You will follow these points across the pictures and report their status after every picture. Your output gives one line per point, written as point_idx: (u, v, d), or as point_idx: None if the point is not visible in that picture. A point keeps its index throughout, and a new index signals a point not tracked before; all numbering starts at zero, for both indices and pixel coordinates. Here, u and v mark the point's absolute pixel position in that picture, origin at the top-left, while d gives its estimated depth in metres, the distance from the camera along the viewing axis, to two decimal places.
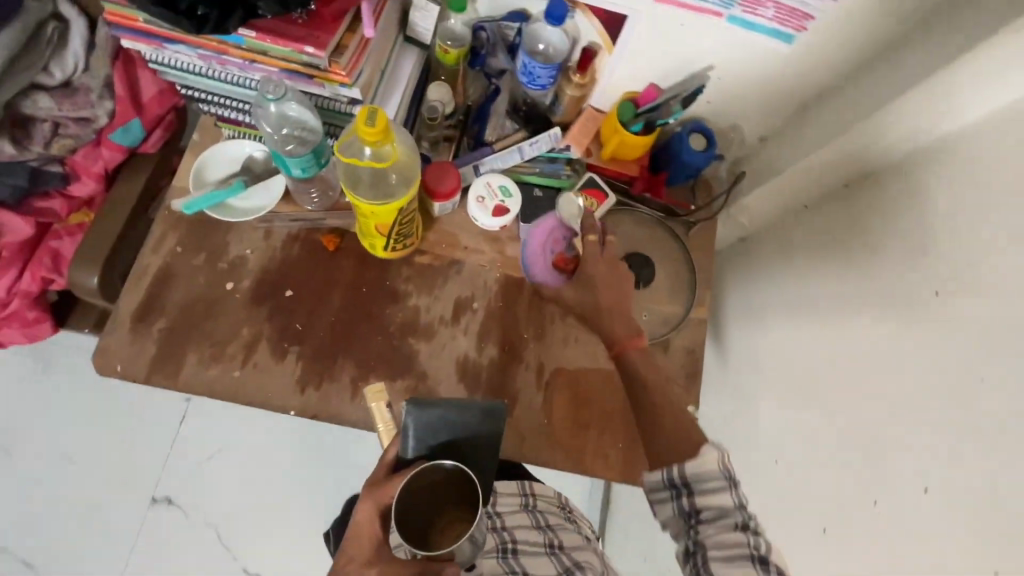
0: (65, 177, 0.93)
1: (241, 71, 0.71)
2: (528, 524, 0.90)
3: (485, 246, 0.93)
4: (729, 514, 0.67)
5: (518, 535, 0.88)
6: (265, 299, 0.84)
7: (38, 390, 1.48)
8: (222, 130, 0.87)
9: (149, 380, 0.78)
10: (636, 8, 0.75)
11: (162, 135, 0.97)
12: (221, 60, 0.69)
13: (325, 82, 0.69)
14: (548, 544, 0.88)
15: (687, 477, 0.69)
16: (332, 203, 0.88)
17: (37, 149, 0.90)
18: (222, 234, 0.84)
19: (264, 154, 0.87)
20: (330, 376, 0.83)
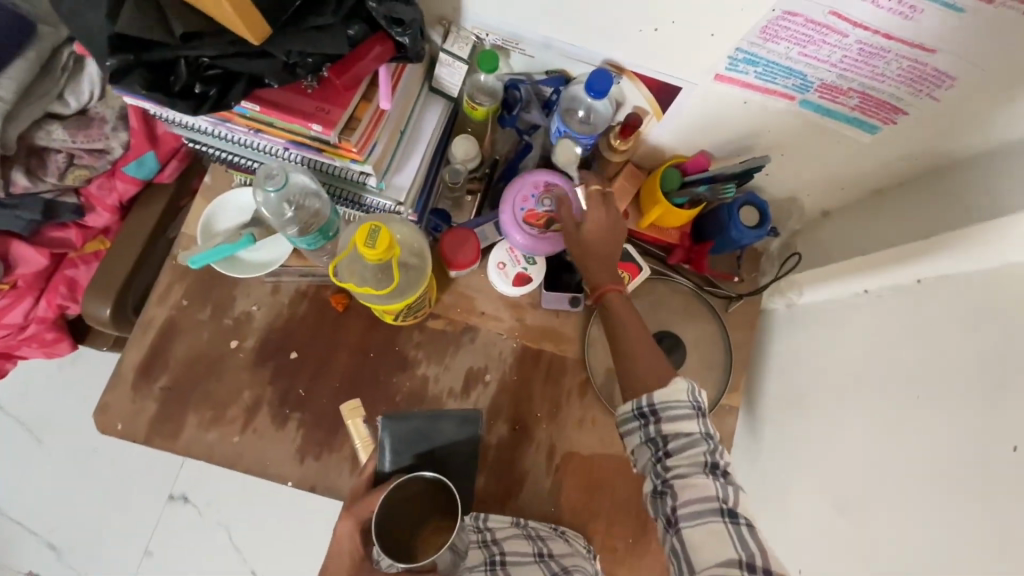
0: (81, 209, 0.93)
1: (247, 137, 0.65)
2: (517, 531, 0.79)
3: (503, 313, 0.86)
4: (696, 443, 0.62)
5: (508, 546, 0.78)
6: (269, 360, 0.80)
7: (62, 386, 1.50)
8: (234, 176, 0.82)
9: (148, 439, 0.76)
10: (693, 81, 0.65)
11: (178, 167, 0.94)
12: (227, 127, 0.64)
13: (334, 156, 0.63)
14: (540, 554, 0.77)
15: (655, 403, 0.64)
16: None
17: (51, 180, 0.89)
18: (229, 288, 0.81)
19: None
20: (330, 448, 0.79)
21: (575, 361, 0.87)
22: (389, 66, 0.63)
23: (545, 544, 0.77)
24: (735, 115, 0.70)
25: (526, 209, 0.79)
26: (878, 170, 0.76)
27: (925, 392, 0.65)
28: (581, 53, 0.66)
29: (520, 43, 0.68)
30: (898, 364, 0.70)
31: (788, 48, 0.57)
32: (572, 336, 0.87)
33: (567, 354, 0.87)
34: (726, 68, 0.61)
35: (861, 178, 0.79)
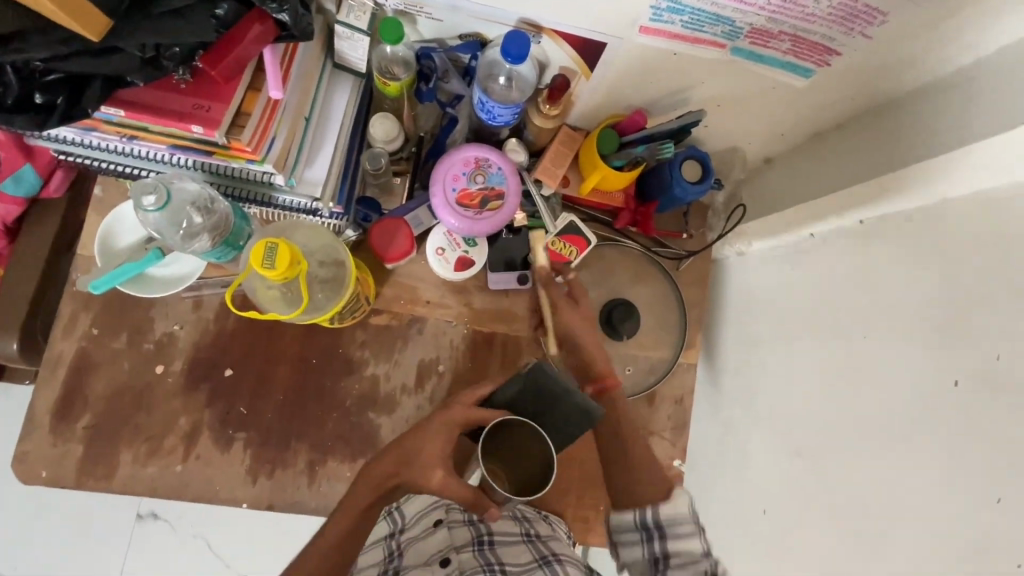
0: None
1: (122, 145, 0.57)
2: (506, 511, 0.77)
3: (450, 299, 0.82)
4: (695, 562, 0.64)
5: (495, 524, 0.75)
6: (202, 381, 0.75)
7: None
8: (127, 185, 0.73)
9: (79, 484, 0.71)
10: (617, 36, 0.60)
11: (64, 177, 0.83)
12: (95, 136, 0.56)
13: (227, 158, 0.56)
14: (529, 533, 0.75)
15: (660, 520, 0.67)
16: None
17: None
18: (143, 310, 0.74)
19: None
20: (283, 463, 0.75)
21: (530, 340, 0.84)
22: (275, 48, 0.54)
23: (531, 526, 0.76)
24: (667, 68, 0.65)
25: (458, 188, 0.74)
26: (816, 112, 0.73)
27: (871, 337, 0.66)
28: (493, 13, 0.60)
29: (424, 7, 0.60)
30: (846, 310, 0.70)
31: None
32: (523, 314, 0.84)
33: (520, 333, 0.84)
34: (649, 20, 0.56)
35: (801, 122, 0.76)
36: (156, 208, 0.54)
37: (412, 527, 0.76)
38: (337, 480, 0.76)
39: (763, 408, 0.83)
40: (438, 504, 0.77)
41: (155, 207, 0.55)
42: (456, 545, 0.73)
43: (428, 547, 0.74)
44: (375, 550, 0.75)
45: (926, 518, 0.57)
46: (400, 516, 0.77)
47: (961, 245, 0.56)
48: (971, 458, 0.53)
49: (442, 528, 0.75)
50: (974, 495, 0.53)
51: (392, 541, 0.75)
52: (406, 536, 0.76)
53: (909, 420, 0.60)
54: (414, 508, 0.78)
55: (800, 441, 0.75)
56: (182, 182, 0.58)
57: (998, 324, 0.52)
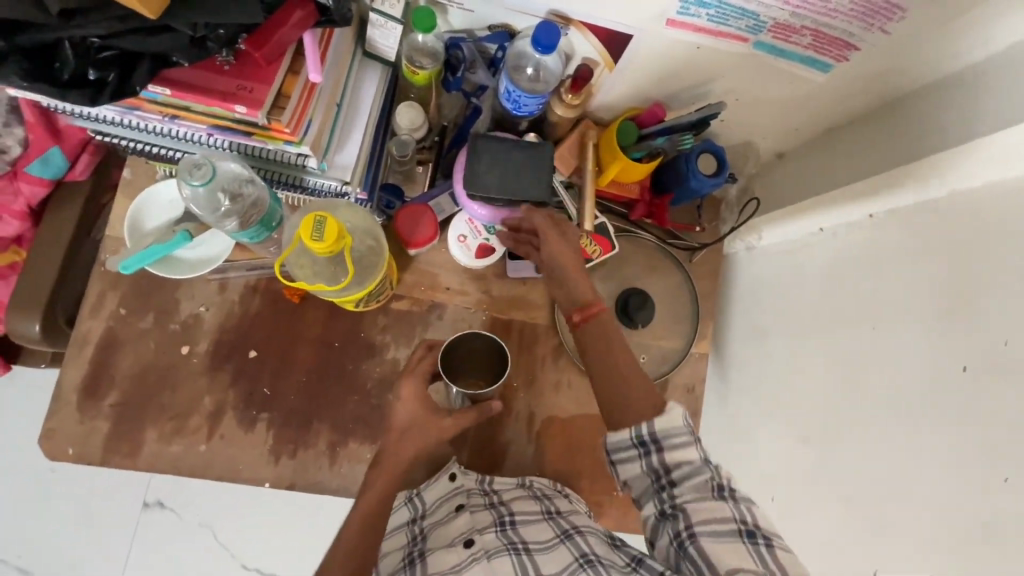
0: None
1: (162, 125, 0.59)
2: (526, 494, 0.79)
3: (469, 286, 0.84)
4: (698, 473, 0.60)
5: (516, 506, 0.76)
6: (227, 362, 0.76)
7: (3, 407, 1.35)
8: (157, 168, 0.75)
9: (104, 460, 0.71)
10: (643, 28, 0.62)
11: (90, 161, 0.85)
12: (135, 116, 0.58)
13: (266, 140, 0.58)
14: (549, 511, 0.76)
15: (655, 431, 0.61)
16: None
17: None
18: (170, 291, 0.75)
19: None
20: (305, 444, 0.76)
21: (546, 327, 0.86)
22: (315, 33, 0.56)
23: (551, 503, 0.77)
24: (687, 61, 0.67)
25: None
26: (829, 108, 0.76)
27: (881, 325, 0.68)
28: (524, 4, 0.62)
29: None
30: (856, 300, 0.72)
31: None
32: (540, 302, 0.86)
33: (537, 321, 0.86)
34: (676, 13, 0.59)
35: (815, 117, 0.78)
36: (202, 183, 0.56)
37: (434, 512, 0.78)
38: (357, 462, 0.77)
39: (772, 398, 0.85)
40: (459, 489, 0.79)
41: (201, 182, 0.56)
42: (479, 526, 0.74)
43: (450, 530, 0.75)
44: (397, 536, 0.77)
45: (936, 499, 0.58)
46: (423, 504, 0.79)
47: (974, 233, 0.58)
48: (978, 440, 0.55)
49: (463, 512, 0.77)
50: (979, 474, 0.55)
51: (414, 526, 0.78)
52: (428, 521, 0.78)
53: (921, 403, 0.62)
54: (434, 494, 0.79)
55: (809, 427, 0.77)
56: (223, 161, 0.59)
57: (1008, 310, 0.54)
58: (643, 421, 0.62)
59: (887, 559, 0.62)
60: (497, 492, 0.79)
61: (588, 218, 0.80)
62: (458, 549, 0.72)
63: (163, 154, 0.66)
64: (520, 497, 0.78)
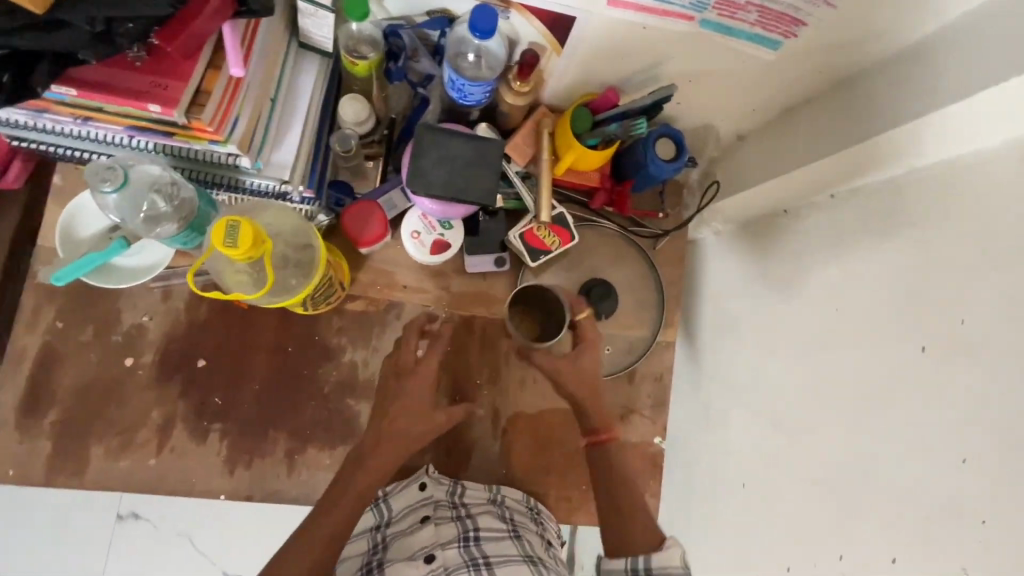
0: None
1: (77, 128, 0.56)
2: (494, 511, 0.75)
3: (427, 284, 0.82)
4: (675, 570, 0.67)
5: (483, 521, 0.73)
6: (175, 373, 0.73)
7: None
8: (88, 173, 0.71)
9: (48, 480, 0.69)
10: (586, 10, 0.59)
11: (21, 169, 0.78)
12: (48, 119, 0.54)
13: (190, 140, 0.55)
14: (514, 531, 0.72)
15: (649, 564, 0.68)
16: None
17: None
18: (110, 301, 0.72)
19: None
20: (261, 454, 0.74)
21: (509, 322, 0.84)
22: (234, 24, 0.53)
23: (518, 526, 0.74)
24: (636, 43, 0.65)
25: None
26: (786, 88, 0.74)
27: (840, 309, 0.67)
28: None
29: None
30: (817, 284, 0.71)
31: None
32: (501, 297, 0.84)
33: (499, 316, 0.84)
34: None
35: (772, 97, 0.77)
36: (115, 190, 0.53)
37: (398, 521, 0.75)
38: (316, 469, 0.75)
39: (741, 384, 0.84)
40: (428, 499, 0.76)
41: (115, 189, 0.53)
42: (441, 541, 0.70)
43: (412, 542, 0.71)
44: (360, 541, 0.75)
45: (896, 484, 0.58)
46: (390, 511, 0.76)
47: (929, 214, 0.57)
48: (936, 423, 0.55)
49: (428, 523, 0.73)
50: (937, 457, 0.54)
51: (376, 534, 0.75)
52: (391, 530, 0.74)
53: (880, 386, 0.61)
54: (401, 502, 0.76)
55: (777, 413, 0.76)
56: (142, 164, 0.56)
57: (965, 290, 0.53)
58: (639, 553, 0.69)
59: (850, 545, 0.62)
60: (466, 505, 0.76)
61: (545, 207, 0.76)
62: (416, 562, 0.68)
63: (88, 158, 0.63)
64: (488, 512, 0.74)
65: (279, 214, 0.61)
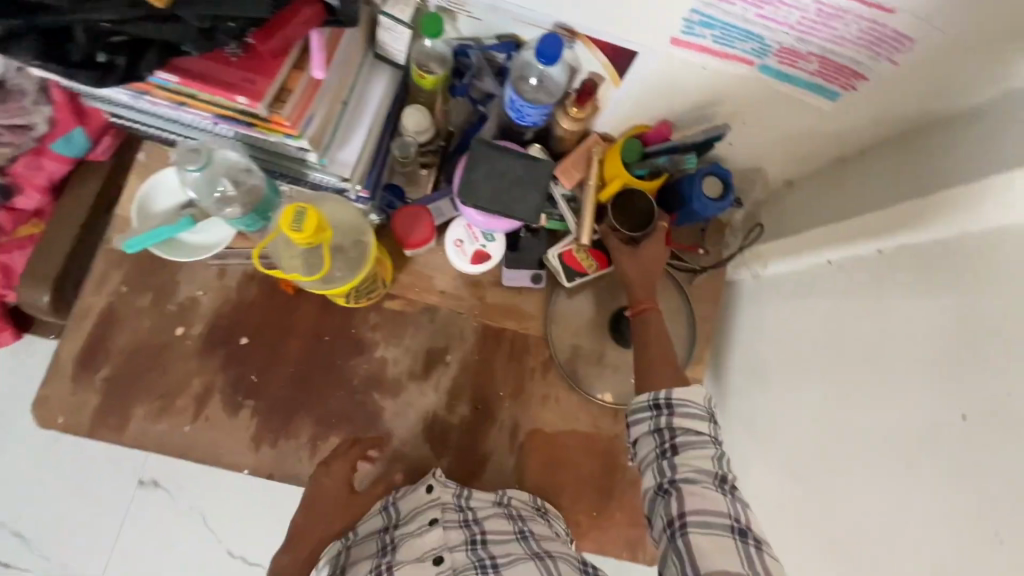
0: (5, 189, 0.86)
1: (170, 111, 0.61)
2: (500, 510, 0.77)
3: (463, 291, 0.84)
4: (704, 450, 0.61)
5: (489, 524, 0.74)
6: (219, 347, 0.77)
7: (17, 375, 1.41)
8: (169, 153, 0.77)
9: (91, 432, 0.73)
10: (648, 46, 0.62)
11: (111, 143, 0.87)
12: (146, 101, 0.60)
13: (267, 131, 0.59)
14: (521, 531, 0.74)
15: (671, 396, 0.64)
16: None
17: None
18: (170, 273, 0.77)
19: None
20: (287, 435, 0.77)
21: (537, 338, 0.85)
22: (322, 31, 0.57)
23: (525, 524, 0.76)
24: (694, 81, 0.67)
25: None
26: (841, 137, 0.74)
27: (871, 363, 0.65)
28: (531, 16, 0.62)
29: (465, 5, 0.63)
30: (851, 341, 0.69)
31: (744, 9, 0.53)
32: (533, 313, 0.86)
33: (528, 331, 0.85)
34: (681, 32, 0.58)
35: (825, 146, 0.77)
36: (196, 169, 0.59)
37: (406, 524, 0.74)
38: (336, 457, 0.78)
39: (767, 433, 0.82)
40: (434, 498, 0.76)
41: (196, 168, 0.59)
42: (449, 545, 0.71)
43: (421, 545, 0.71)
44: (369, 543, 0.75)
45: (923, 553, 0.56)
46: (396, 512, 0.76)
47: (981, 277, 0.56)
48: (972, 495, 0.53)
49: (438, 526, 0.73)
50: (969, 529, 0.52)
51: (385, 536, 0.75)
52: (400, 531, 0.74)
53: (904, 452, 0.59)
54: (410, 504, 0.76)
55: (801, 465, 0.74)
56: (223, 149, 0.61)
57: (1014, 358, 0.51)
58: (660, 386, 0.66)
59: None
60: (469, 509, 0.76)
61: (587, 231, 0.79)
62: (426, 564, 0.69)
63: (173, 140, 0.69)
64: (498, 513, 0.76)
65: (334, 207, 0.66)
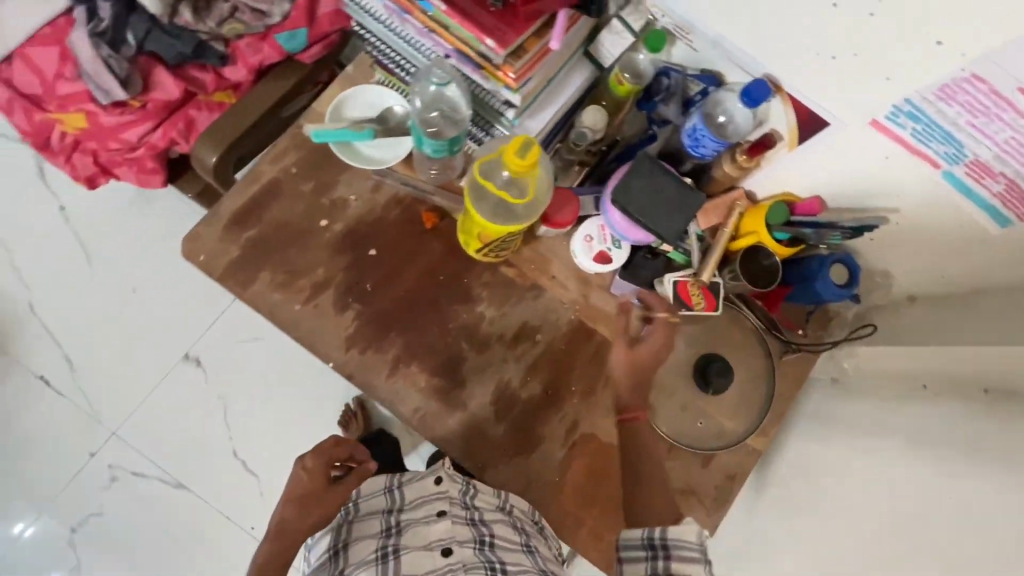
0: (223, 58, 0.96)
1: (417, 34, 0.70)
2: (506, 518, 0.78)
3: (572, 283, 0.88)
4: None
5: (496, 528, 0.76)
6: (350, 249, 0.84)
7: (138, 222, 1.56)
8: (375, 74, 0.87)
9: (221, 278, 0.80)
10: (845, 120, 0.66)
11: (320, 50, 0.97)
12: (402, 19, 0.70)
13: (490, 76, 0.67)
14: (527, 545, 0.76)
15: (667, 537, 0.67)
16: (446, 181, 0.87)
17: (211, 24, 0.94)
18: (336, 171, 0.85)
19: (403, 110, 0.86)
20: (377, 347, 0.82)
21: None
22: (569, 11, 0.65)
23: (529, 539, 0.77)
24: (871, 167, 0.70)
25: None
26: (986, 269, 0.75)
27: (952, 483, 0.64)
28: (746, 60, 0.68)
29: (691, 34, 0.70)
30: (926, 455, 0.69)
31: (958, 113, 0.58)
32: (627, 328, 0.89)
33: (617, 342, 0.88)
34: (886, 117, 0.63)
35: (969, 271, 0.78)
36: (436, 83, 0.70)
37: (413, 510, 0.80)
38: (410, 384, 0.82)
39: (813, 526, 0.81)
40: (437, 489, 0.80)
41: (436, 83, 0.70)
42: (453, 533, 0.74)
43: (428, 532, 0.75)
44: (373, 522, 0.80)
45: None
46: (400, 498, 0.82)
47: None
48: None
49: (445, 517, 0.76)
50: None
51: (389, 517, 0.80)
52: (405, 515, 0.80)
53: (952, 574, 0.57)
54: (415, 493, 0.81)
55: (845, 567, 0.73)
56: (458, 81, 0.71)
57: None
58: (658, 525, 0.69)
59: None
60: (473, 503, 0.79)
61: (709, 269, 0.83)
62: (433, 551, 0.72)
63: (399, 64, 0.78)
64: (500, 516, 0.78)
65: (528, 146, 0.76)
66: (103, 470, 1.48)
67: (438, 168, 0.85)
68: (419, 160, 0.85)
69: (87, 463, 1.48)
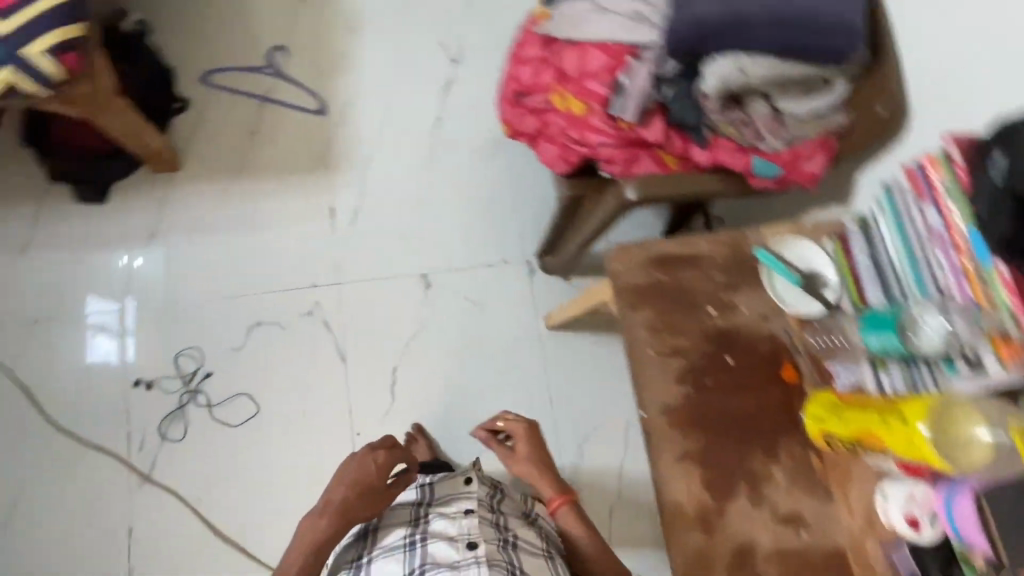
0: (705, 143, 1.12)
1: (937, 266, 0.82)
2: (528, 546, 1.06)
3: (860, 518, 0.88)
4: None
5: (516, 536, 1.07)
6: (716, 342, 0.96)
7: (479, 147, 1.71)
8: (830, 244, 0.97)
9: (621, 297, 1.00)
10: None
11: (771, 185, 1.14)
12: (938, 249, 0.82)
13: (990, 340, 0.75)
14: (506, 544, 1.03)
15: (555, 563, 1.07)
16: (822, 356, 0.93)
17: (721, 115, 1.10)
18: (745, 282, 1.00)
19: (832, 285, 0.94)
20: (686, 431, 0.92)
21: None
22: None
23: (523, 552, 1.04)
24: None
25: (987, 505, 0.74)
26: None
27: None
28: None
29: None
30: None
31: None
32: None
33: None
34: None
35: None
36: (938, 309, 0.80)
37: (435, 503, 1.12)
38: (684, 480, 0.90)
39: None
40: (462, 489, 1.13)
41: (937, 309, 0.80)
42: (475, 533, 1.03)
43: (451, 525, 1.05)
44: (402, 510, 1.12)
45: None
46: (430, 496, 1.14)
47: None
48: None
49: (471, 517, 1.06)
50: None
51: (417, 508, 1.12)
52: (429, 507, 1.11)
53: None
54: (440, 491, 1.15)
55: None
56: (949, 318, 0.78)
57: None
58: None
59: None
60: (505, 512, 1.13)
61: None
62: (455, 544, 1.01)
63: (881, 265, 0.90)
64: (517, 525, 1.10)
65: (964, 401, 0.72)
66: (305, 301, 1.57)
67: (828, 345, 0.92)
68: (818, 329, 0.94)
69: (301, 287, 1.58)
